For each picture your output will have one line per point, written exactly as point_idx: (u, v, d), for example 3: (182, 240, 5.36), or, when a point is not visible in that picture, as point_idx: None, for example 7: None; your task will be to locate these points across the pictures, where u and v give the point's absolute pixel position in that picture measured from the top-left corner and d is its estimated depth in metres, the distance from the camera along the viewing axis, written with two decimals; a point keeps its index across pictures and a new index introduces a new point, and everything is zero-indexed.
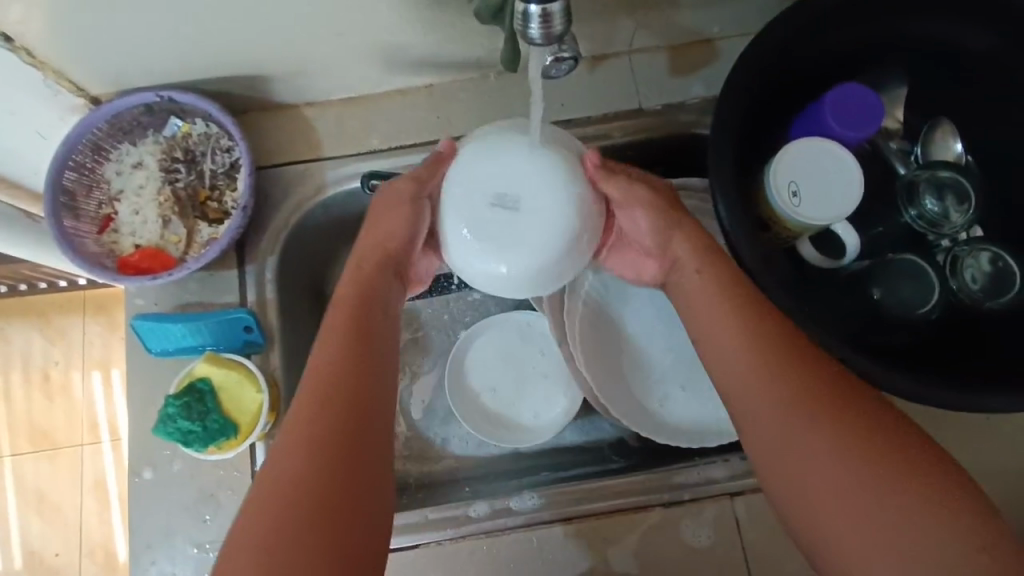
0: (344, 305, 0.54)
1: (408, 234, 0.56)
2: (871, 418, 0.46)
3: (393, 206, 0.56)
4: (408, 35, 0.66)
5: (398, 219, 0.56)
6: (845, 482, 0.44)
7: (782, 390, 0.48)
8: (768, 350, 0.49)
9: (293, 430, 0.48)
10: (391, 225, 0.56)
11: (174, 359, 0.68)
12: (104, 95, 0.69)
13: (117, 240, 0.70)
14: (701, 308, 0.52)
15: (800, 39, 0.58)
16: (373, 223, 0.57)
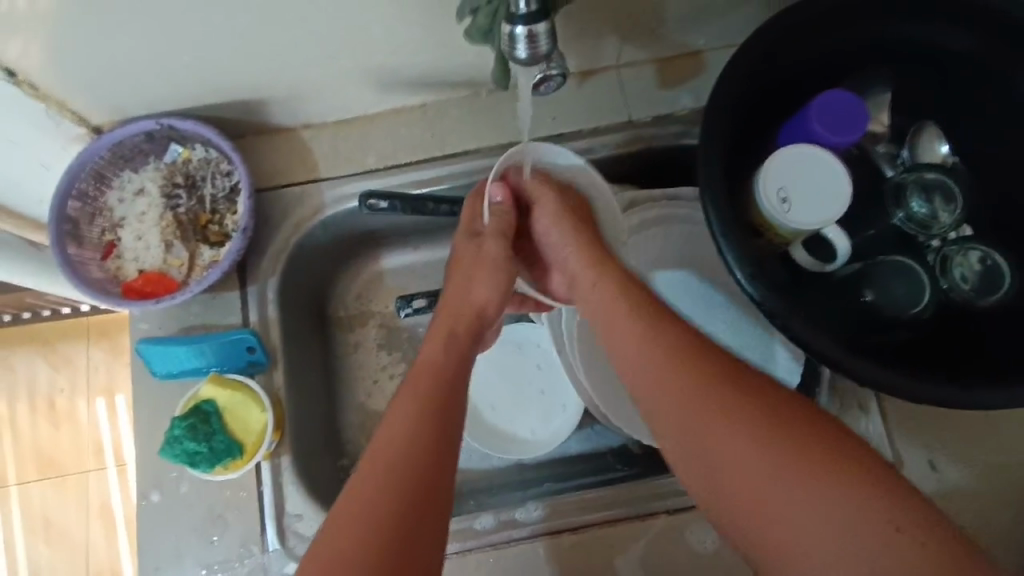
0: (428, 355, 0.57)
1: (497, 291, 0.64)
2: (783, 407, 0.48)
3: (480, 269, 0.64)
4: (401, 56, 0.67)
5: (489, 275, 0.63)
6: (760, 472, 0.45)
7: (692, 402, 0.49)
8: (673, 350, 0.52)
9: (389, 436, 0.50)
10: (482, 290, 0.63)
11: (179, 382, 0.68)
12: (105, 124, 0.70)
13: (121, 266, 0.71)
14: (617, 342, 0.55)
15: (783, 48, 0.59)
16: (460, 290, 0.63)
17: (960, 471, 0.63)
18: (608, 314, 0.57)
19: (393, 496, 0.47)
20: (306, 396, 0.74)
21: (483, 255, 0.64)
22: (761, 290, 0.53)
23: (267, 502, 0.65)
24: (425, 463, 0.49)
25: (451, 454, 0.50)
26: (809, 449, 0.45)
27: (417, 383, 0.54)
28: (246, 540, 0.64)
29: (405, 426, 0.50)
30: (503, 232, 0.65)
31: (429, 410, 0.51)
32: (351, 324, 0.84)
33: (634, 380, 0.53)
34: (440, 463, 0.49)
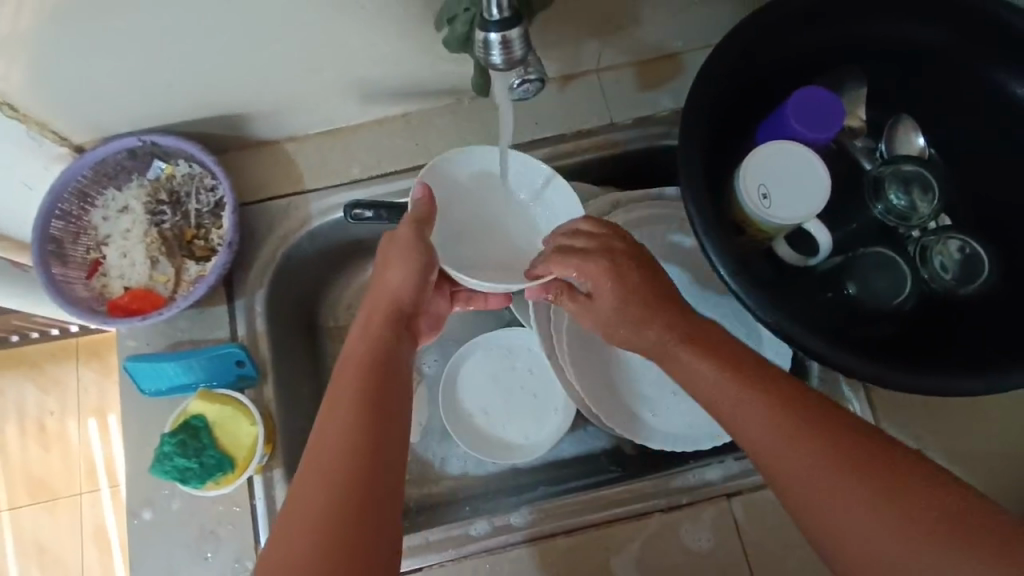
0: (355, 354, 0.54)
1: (413, 281, 0.58)
2: (862, 436, 0.46)
3: (398, 260, 0.58)
4: (381, 66, 0.68)
5: (402, 264, 0.58)
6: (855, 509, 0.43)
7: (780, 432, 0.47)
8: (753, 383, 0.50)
9: (326, 444, 0.47)
10: (403, 282, 0.58)
11: (169, 398, 0.68)
12: (87, 143, 0.70)
13: (107, 284, 0.71)
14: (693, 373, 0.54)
15: (758, 47, 0.60)
16: (381, 278, 0.59)
17: (949, 459, 0.64)
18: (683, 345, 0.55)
19: (335, 495, 0.44)
20: (297, 408, 0.74)
21: (401, 247, 0.58)
22: (745, 287, 0.54)
23: (260, 516, 0.65)
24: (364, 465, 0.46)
25: (388, 451, 0.48)
26: (899, 477, 0.43)
27: (347, 386, 0.51)
28: (240, 556, 0.64)
29: (343, 432, 0.47)
30: (421, 220, 0.59)
31: (362, 399, 0.50)
32: (341, 335, 0.84)
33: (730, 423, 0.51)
34: (380, 468, 0.46)
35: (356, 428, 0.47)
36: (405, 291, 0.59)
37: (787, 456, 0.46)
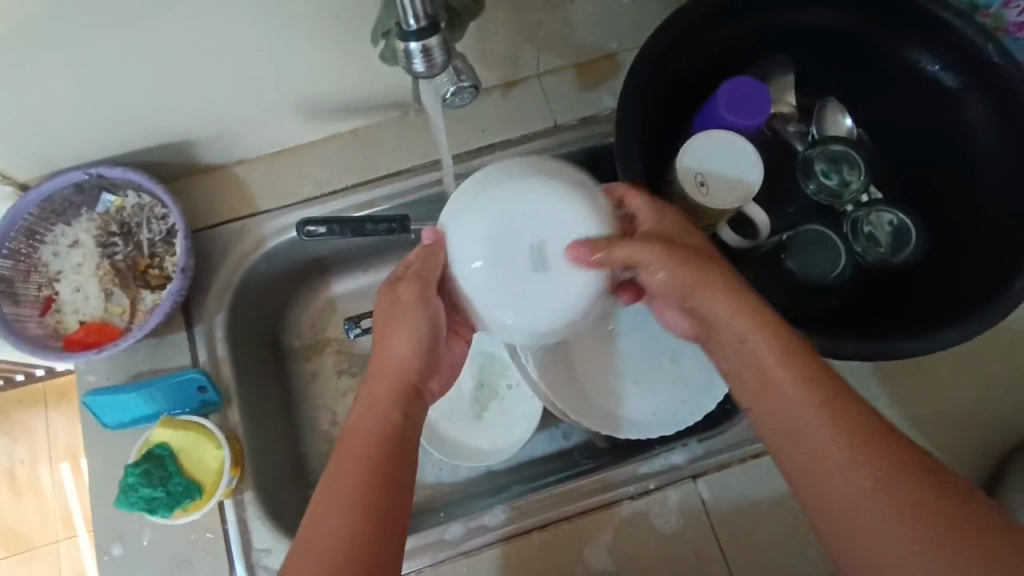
0: (358, 432, 0.49)
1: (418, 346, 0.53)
2: (952, 494, 0.41)
3: (405, 321, 0.53)
4: (323, 84, 0.69)
5: (408, 331, 0.52)
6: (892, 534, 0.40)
7: (846, 459, 0.43)
8: (829, 392, 0.45)
9: (335, 482, 0.46)
10: (406, 349, 0.53)
11: (132, 430, 0.67)
12: (32, 180, 0.70)
13: (61, 320, 0.70)
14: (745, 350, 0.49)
15: (685, 43, 0.62)
16: (385, 348, 0.53)
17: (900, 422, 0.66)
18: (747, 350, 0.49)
19: None
20: (265, 429, 0.74)
21: (404, 314, 0.53)
22: None
23: (233, 539, 0.64)
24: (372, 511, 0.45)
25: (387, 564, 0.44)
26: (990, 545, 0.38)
27: (354, 451, 0.48)
28: None
29: (353, 478, 0.46)
30: (422, 277, 0.52)
31: (363, 497, 0.45)
32: (307, 354, 0.84)
33: (785, 433, 0.46)
34: None
35: (360, 483, 0.46)
36: (413, 360, 0.53)
37: (854, 490, 0.42)
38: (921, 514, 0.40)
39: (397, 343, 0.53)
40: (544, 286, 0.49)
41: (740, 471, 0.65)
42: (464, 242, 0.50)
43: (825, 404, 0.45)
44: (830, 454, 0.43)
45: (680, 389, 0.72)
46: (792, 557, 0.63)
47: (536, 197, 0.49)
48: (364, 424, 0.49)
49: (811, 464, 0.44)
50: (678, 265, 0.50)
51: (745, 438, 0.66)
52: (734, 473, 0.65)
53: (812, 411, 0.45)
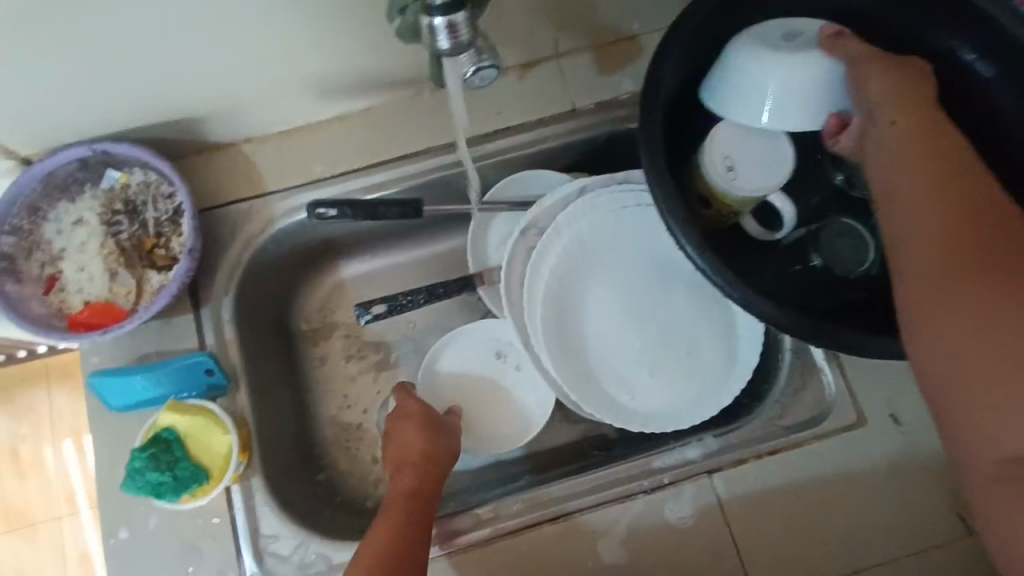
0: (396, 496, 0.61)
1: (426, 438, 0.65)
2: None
3: (408, 423, 0.66)
4: (336, 61, 0.66)
5: (416, 428, 0.66)
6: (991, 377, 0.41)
7: (938, 232, 0.46)
8: (955, 183, 0.48)
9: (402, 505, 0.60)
10: (430, 439, 0.65)
11: (137, 413, 0.66)
12: (35, 155, 0.68)
13: (65, 299, 0.68)
14: (913, 170, 0.50)
15: (712, 24, 0.60)
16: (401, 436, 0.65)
17: (922, 420, 0.65)
18: (918, 150, 0.50)
19: None
20: (273, 414, 0.72)
21: (406, 416, 0.67)
22: (712, 266, 0.53)
23: (240, 525, 0.64)
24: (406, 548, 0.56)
25: None
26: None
27: (400, 502, 0.60)
28: (222, 568, 0.63)
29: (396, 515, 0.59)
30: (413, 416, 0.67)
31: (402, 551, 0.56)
32: (315, 338, 0.82)
33: (888, 203, 0.51)
34: None
35: (406, 525, 0.58)
36: (425, 449, 0.64)
37: (926, 252, 0.46)
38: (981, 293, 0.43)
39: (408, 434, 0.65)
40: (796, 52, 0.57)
41: (757, 467, 0.64)
42: (745, 99, 0.59)
43: (948, 191, 0.48)
44: (928, 269, 0.46)
45: (696, 382, 0.70)
46: (808, 554, 0.62)
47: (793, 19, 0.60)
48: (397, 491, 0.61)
49: (903, 229, 0.49)
50: (872, 64, 0.55)
51: (761, 434, 0.66)
52: (752, 468, 0.64)
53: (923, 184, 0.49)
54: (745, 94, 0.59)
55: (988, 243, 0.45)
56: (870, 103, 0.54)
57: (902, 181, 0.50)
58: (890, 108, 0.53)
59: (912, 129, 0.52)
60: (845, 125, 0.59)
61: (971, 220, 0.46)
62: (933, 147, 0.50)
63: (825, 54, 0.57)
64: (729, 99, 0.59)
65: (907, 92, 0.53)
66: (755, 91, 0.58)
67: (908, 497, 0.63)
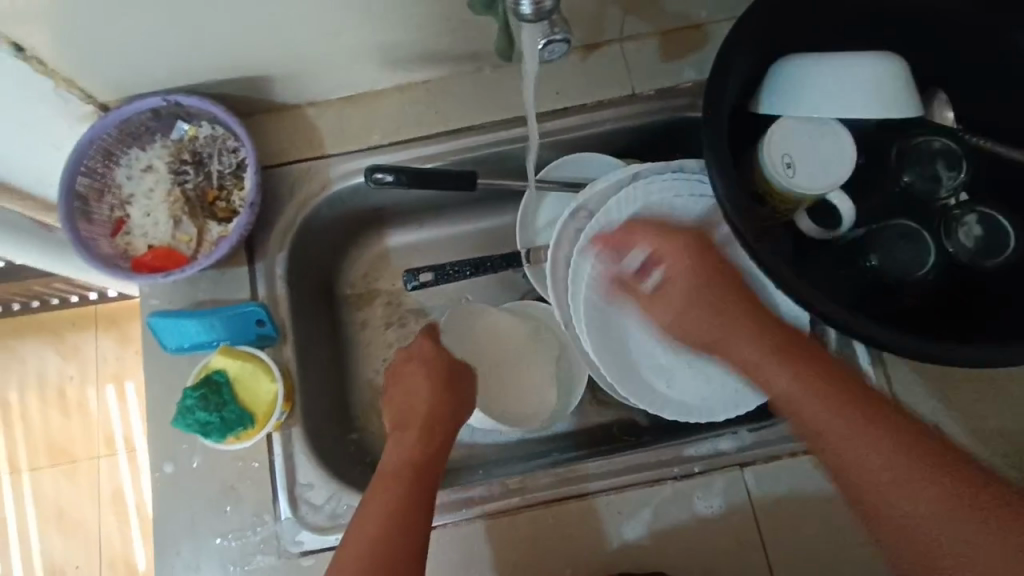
0: (391, 458, 0.61)
1: (430, 393, 0.65)
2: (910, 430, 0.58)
3: (413, 378, 0.66)
4: (404, 30, 0.68)
5: (421, 384, 0.65)
6: (923, 492, 0.55)
7: (877, 449, 0.57)
8: (826, 385, 0.60)
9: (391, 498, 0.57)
10: (437, 395, 0.65)
11: (189, 355, 0.69)
12: (113, 101, 0.71)
13: (130, 242, 0.71)
14: (810, 411, 0.60)
15: (793, 11, 0.59)
16: (405, 393, 0.66)
17: (966, 434, 0.63)
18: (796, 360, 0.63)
19: None
20: (315, 370, 0.75)
21: (423, 375, 0.66)
22: (767, 257, 0.53)
23: (279, 471, 0.66)
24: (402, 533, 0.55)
25: None
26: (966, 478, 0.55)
27: (394, 480, 0.58)
28: (259, 510, 0.65)
29: (377, 508, 0.56)
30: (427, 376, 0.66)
31: (393, 515, 0.55)
32: (358, 302, 0.85)
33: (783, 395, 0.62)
34: None
35: (394, 501, 0.56)
36: (430, 403, 0.64)
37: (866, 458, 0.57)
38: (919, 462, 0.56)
39: (413, 387, 0.66)
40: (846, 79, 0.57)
41: (791, 464, 0.64)
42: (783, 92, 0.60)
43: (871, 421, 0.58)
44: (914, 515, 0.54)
45: (734, 376, 0.70)
46: (835, 557, 0.61)
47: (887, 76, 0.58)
48: (396, 450, 0.61)
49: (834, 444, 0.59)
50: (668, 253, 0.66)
51: (797, 433, 0.65)
52: (785, 465, 0.64)
53: (833, 417, 0.59)
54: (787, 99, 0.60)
55: (875, 423, 0.58)
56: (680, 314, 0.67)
57: (794, 406, 0.61)
58: (758, 349, 0.64)
59: (777, 351, 0.64)
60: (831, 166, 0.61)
61: (859, 411, 0.59)
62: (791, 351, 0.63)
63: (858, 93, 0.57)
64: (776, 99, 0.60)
65: (755, 345, 0.64)
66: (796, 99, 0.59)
67: None
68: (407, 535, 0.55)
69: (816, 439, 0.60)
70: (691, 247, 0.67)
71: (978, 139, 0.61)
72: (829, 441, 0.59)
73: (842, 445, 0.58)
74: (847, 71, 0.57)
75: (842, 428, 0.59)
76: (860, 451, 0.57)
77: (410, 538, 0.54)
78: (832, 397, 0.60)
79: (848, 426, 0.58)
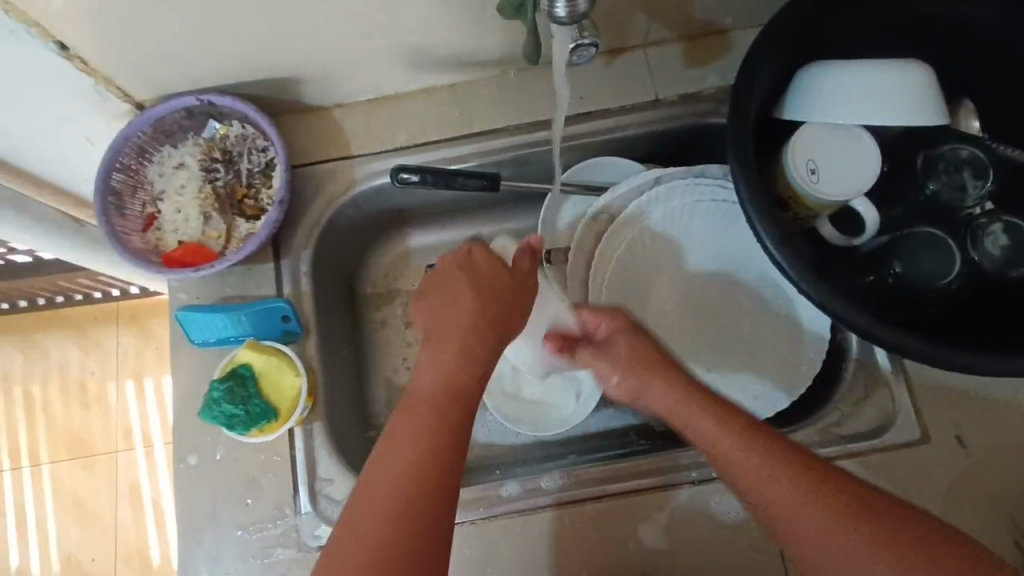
0: (422, 380, 0.55)
1: (472, 304, 0.58)
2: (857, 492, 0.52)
3: (455, 287, 0.59)
4: (433, 34, 0.69)
5: (462, 290, 0.58)
6: (842, 546, 0.50)
7: (811, 508, 0.52)
8: (765, 451, 0.55)
9: (373, 499, 0.50)
10: (481, 302, 0.58)
11: (216, 349, 0.71)
12: (148, 100, 0.73)
13: (161, 237, 0.73)
14: (716, 438, 0.58)
15: (819, 18, 0.60)
16: (441, 303, 0.58)
17: (988, 446, 0.63)
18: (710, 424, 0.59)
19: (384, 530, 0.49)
20: (336, 367, 0.76)
21: (466, 277, 0.59)
22: (791, 262, 0.54)
23: (300, 465, 0.67)
24: (405, 515, 0.49)
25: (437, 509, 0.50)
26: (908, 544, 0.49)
27: (412, 415, 0.54)
28: (279, 503, 0.66)
29: (402, 442, 0.52)
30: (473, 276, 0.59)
31: (432, 430, 0.53)
32: (378, 301, 0.86)
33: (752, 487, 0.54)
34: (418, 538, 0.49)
35: (425, 416, 0.53)
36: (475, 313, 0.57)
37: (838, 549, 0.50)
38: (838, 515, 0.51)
39: (451, 301, 0.58)
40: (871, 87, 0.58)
41: None
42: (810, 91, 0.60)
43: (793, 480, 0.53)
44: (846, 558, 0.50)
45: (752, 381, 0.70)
46: None
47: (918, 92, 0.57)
48: (427, 372, 0.56)
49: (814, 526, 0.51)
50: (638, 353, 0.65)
51: (817, 441, 0.65)
52: None
53: (768, 478, 0.54)
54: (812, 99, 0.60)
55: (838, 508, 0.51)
56: (635, 387, 0.65)
57: (718, 453, 0.57)
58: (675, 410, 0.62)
59: (699, 410, 0.60)
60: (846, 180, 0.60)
61: (815, 495, 0.52)
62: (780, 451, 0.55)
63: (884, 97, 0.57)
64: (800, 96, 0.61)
65: (661, 388, 0.63)
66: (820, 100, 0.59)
67: (966, 521, 0.61)
68: (443, 473, 0.51)
69: (722, 468, 0.56)
70: (625, 355, 0.66)
71: (1006, 148, 0.60)
72: (727, 468, 0.56)
73: (745, 479, 0.55)
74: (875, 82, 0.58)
75: (750, 465, 0.55)
76: (787, 507, 0.52)
77: (444, 471, 0.51)
78: (751, 437, 0.56)
79: (746, 453, 0.56)
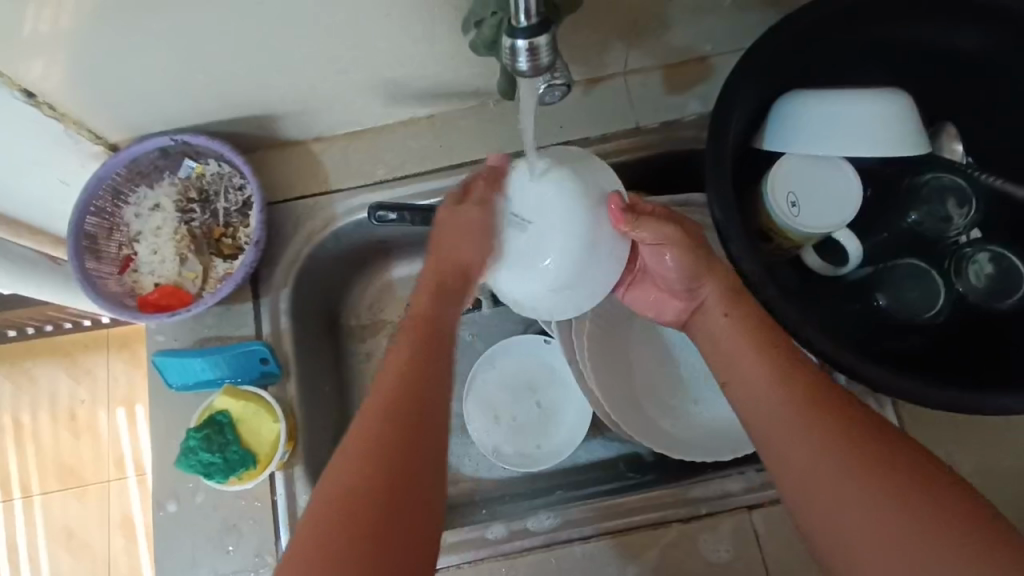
0: (421, 312, 0.54)
1: (478, 255, 0.56)
2: (874, 429, 0.45)
3: (466, 236, 0.55)
4: (407, 69, 0.68)
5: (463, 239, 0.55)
6: (875, 512, 0.41)
7: (811, 423, 0.46)
8: (791, 370, 0.49)
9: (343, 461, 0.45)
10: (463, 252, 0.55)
11: (194, 393, 0.69)
12: (122, 141, 0.72)
13: (138, 280, 0.72)
14: (754, 390, 0.50)
15: (797, 50, 0.58)
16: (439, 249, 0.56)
17: (979, 476, 0.62)
18: (735, 344, 0.52)
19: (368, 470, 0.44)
20: (318, 405, 0.75)
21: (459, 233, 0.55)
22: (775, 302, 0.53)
23: (280, 510, 0.66)
24: (381, 464, 0.44)
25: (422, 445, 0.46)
26: (909, 470, 0.42)
27: (405, 338, 0.52)
28: (260, 550, 0.65)
29: (389, 381, 0.49)
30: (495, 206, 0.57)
31: (419, 365, 0.50)
32: (363, 333, 0.84)
33: (754, 406, 0.49)
34: (408, 473, 0.45)
35: (413, 351, 0.51)
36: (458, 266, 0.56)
37: (830, 471, 0.44)
38: (843, 443, 0.44)
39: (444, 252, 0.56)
40: (861, 115, 0.56)
41: None
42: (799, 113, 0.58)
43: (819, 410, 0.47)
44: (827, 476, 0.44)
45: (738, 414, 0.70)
46: None
47: (904, 125, 0.56)
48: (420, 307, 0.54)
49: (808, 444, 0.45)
50: (679, 251, 0.55)
51: None
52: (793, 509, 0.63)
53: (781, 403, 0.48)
54: (797, 125, 0.58)
55: (849, 428, 0.45)
56: (703, 300, 0.55)
57: (729, 369, 0.52)
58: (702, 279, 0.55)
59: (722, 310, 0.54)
60: (815, 210, 0.59)
61: (820, 417, 0.46)
62: (789, 371, 0.49)
63: (877, 128, 0.56)
64: (784, 120, 0.59)
65: (712, 278, 0.54)
66: (805, 126, 0.58)
67: None
68: (430, 408, 0.48)
69: (753, 415, 0.49)
70: (675, 236, 0.54)
71: (991, 179, 0.60)
72: (764, 435, 0.48)
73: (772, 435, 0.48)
74: (863, 109, 0.56)
75: (790, 432, 0.47)
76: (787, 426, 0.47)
77: (435, 419, 0.48)
78: (804, 394, 0.48)
79: (785, 412, 0.47)
